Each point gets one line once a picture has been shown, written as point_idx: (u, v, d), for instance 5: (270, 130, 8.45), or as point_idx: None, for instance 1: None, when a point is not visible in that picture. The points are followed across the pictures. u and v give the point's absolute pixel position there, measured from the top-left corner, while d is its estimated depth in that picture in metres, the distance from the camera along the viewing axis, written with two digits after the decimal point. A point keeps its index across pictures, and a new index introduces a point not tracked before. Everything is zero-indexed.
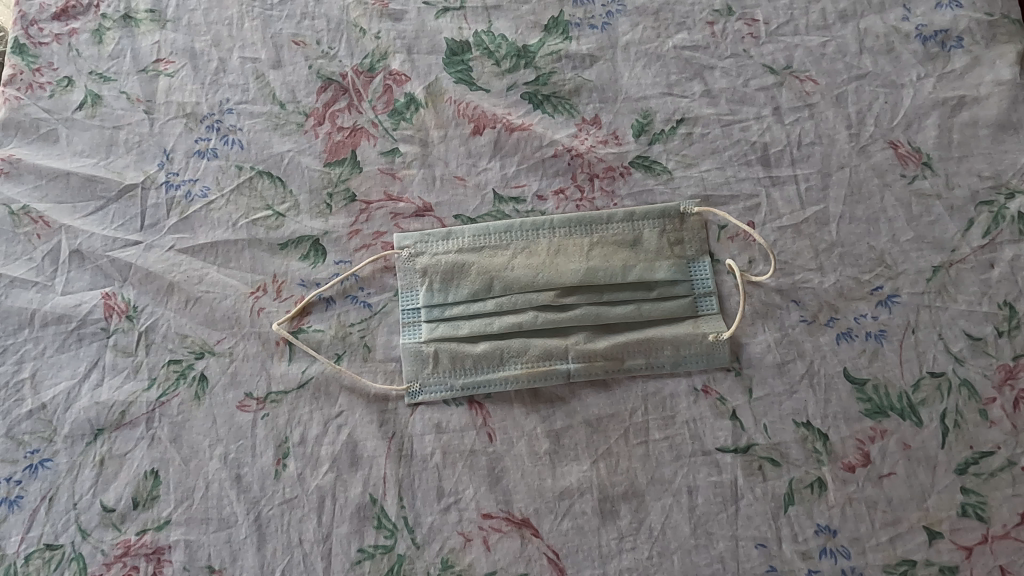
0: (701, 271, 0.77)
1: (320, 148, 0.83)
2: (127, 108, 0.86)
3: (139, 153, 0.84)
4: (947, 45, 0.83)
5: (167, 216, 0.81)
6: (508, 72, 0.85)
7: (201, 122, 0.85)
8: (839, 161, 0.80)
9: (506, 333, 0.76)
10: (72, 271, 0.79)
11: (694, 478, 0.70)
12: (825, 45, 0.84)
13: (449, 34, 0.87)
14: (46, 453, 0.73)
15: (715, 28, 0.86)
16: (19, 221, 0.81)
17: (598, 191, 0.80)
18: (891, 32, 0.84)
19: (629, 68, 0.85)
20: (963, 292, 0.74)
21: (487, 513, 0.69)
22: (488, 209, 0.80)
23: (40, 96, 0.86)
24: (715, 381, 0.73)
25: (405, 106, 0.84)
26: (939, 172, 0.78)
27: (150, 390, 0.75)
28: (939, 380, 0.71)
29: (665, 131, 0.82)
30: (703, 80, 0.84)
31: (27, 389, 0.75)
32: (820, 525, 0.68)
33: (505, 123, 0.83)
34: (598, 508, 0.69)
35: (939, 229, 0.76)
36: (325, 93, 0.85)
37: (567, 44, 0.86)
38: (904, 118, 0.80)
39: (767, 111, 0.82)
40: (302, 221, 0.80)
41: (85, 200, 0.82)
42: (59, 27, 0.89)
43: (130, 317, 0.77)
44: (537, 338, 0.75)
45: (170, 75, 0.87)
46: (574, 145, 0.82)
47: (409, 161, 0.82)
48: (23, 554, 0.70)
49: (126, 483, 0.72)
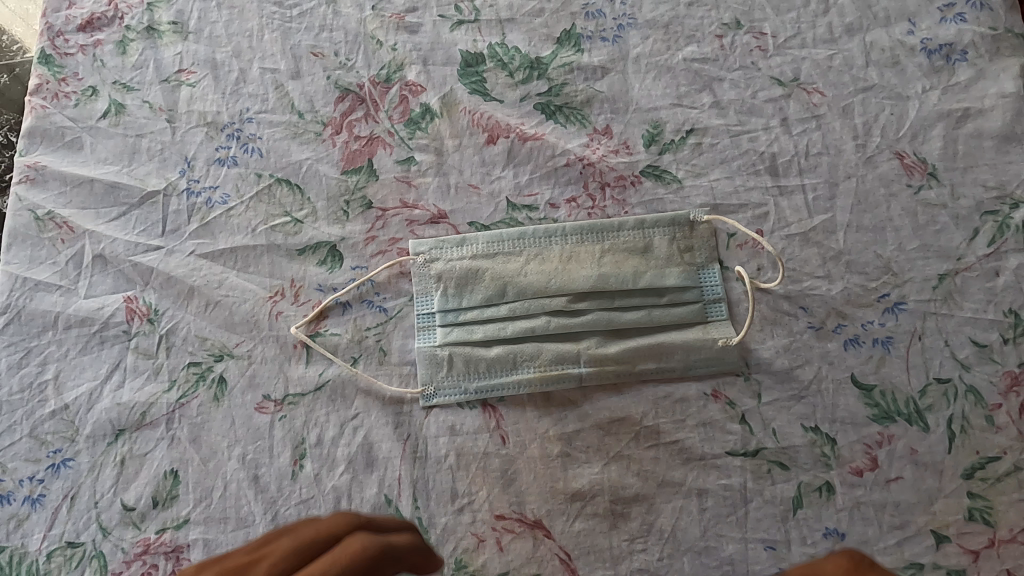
0: (710, 278, 0.79)
1: (337, 157, 0.85)
2: (150, 116, 0.88)
3: (161, 160, 0.86)
4: (952, 58, 0.84)
5: (187, 222, 0.83)
6: (521, 83, 0.87)
7: (222, 131, 0.87)
8: (845, 172, 0.81)
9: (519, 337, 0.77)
10: (94, 275, 0.81)
11: (704, 481, 0.71)
12: (832, 58, 0.86)
13: (464, 46, 0.89)
14: (68, 452, 0.74)
15: (724, 41, 0.88)
16: (44, 226, 0.83)
17: (609, 199, 0.82)
18: (897, 45, 0.86)
19: (639, 80, 0.87)
20: (969, 299, 0.75)
21: (500, 514, 0.71)
22: (501, 217, 0.82)
23: (65, 105, 0.88)
24: (724, 386, 0.74)
25: (421, 116, 0.86)
26: (945, 183, 0.80)
27: (170, 391, 0.76)
28: (946, 386, 0.72)
29: (675, 141, 0.84)
30: (712, 91, 0.86)
31: (50, 391, 0.77)
32: (828, 528, 0.69)
33: (518, 133, 0.85)
34: (610, 510, 0.70)
35: (945, 238, 0.78)
36: (343, 103, 0.87)
37: (579, 56, 0.88)
38: (909, 130, 0.82)
39: (775, 122, 0.84)
40: (320, 228, 0.82)
41: (108, 206, 0.84)
42: (85, 38, 0.92)
43: (151, 320, 0.79)
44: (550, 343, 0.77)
45: (192, 85, 0.89)
46: (585, 155, 0.84)
47: (425, 169, 0.84)
48: (45, 552, 0.71)
49: (146, 483, 0.73)
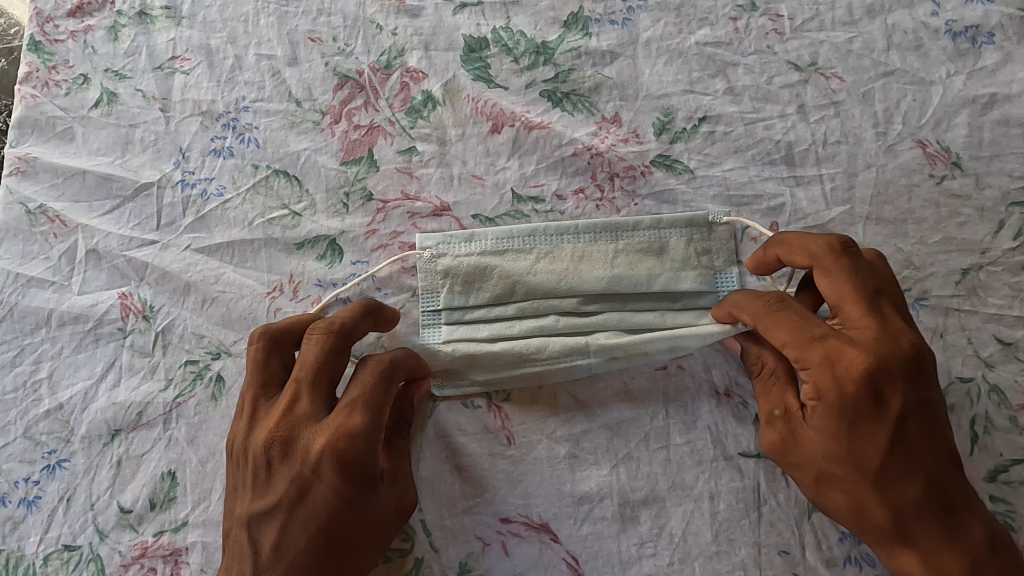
0: (727, 282, 0.76)
1: (336, 147, 0.82)
2: (143, 106, 0.85)
3: (155, 151, 0.83)
4: (978, 41, 0.80)
5: (182, 215, 0.81)
6: (526, 70, 0.84)
7: (217, 120, 0.84)
8: (865, 161, 0.78)
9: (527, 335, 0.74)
10: (88, 271, 0.79)
11: (716, 484, 0.69)
12: (852, 41, 0.82)
13: (467, 30, 0.86)
14: (63, 453, 0.72)
15: (739, 23, 0.84)
16: (36, 220, 0.80)
17: (618, 190, 0.79)
18: (920, 28, 0.82)
19: (650, 65, 0.83)
20: (993, 295, 0.72)
21: (506, 517, 0.69)
22: (506, 209, 0.79)
23: (56, 95, 0.86)
24: (737, 385, 0.72)
25: (423, 104, 0.83)
26: (969, 173, 0.76)
27: (166, 391, 0.74)
28: (969, 386, 0.70)
29: (687, 130, 0.80)
30: (725, 77, 0.82)
31: (44, 390, 0.75)
32: (845, 532, 0.67)
33: (524, 122, 0.82)
34: (618, 513, 0.68)
35: (968, 230, 0.75)
36: (342, 90, 0.84)
37: (587, 40, 0.84)
38: (933, 117, 0.78)
39: (791, 109, 0.80)
40: (319, 221, 0.79)
41: (101, 199, 0.82)
42: (74, 24, 0.88)
43: (146, 317, 0.77)
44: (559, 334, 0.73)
45: (186, 73, 0.86)
46: (593, 144, 0.80)
47: (427, 160, 0.81)
48: (42, 555, 0.70)
49: (143, 485, 0.71)
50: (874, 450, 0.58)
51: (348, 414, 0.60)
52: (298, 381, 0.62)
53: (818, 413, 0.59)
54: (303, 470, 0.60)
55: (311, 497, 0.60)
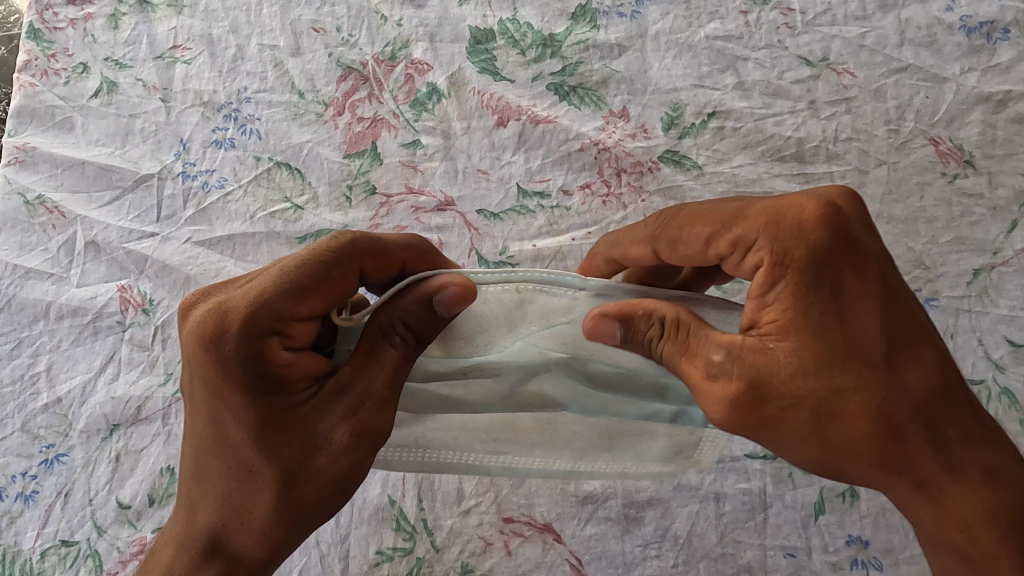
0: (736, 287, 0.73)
1: (339, 139, 0.81)
2: (143, 96, 0.84)
3: (156, 142, 0.82)
4: (993, 37, 0.79)
5: (183, 208, 0.79)
6: (533, 62, 0.82)
7: (219, 111, 0.83)
8: (877, 159, 0.77)
9: (488, 462, 0.61)
10: (87, 263, 0.78)
11: (721, 484, 0.68)
12: (864, 37, 0.81)
13: (473, 22, 0.85)
14: (62, 448, 0.71)
15: (749, 17, 0.83)
16: (34, 211, 0.79)
17: (625, 186, 0.78)
18: (934, 23, 0.80)
19: (658, 59, 0.82)
20: (1005, 296, 0.71)
21: (509, 517, 0.68)
22: (511, 204, 0.78)
23: (55, 83, 0.84)
24: None
25: (427, 97, 0.82)
26: (982, 171, 0.75)
27: (166, 385, 0.73)
28: (978, 388, 0.68)
29: (696, 125, 0.79)
30: (735, 71, 0.81)
31: (42, 383, 0.74)
32: (852, 535, 0.65)
33: (530, 116, 0.80)
34: (623, 514, 0.67)
35: (981, 230, 0.73)
36: (345, 82, 0.83)
37: (594, 33, 0.83)
38: (945, 115, 0.77)
39: (802, 105, 0.79)
40: (321, 214, 0.78)
41: (100, 190, 0.80)
42: (74, 11, 0.87)
43: (146, 311, 0.76)
44: (544, 423, 0.60)
45: (188, 62, 0.85)
46: (600, 139, 0.79)
47: (431, 153, 0.80)
48: (38, 550, 0.68)
49: (142, 480, 0.70)
50: (842, 372, 0.46)
51: (284, 355, 0.47)
52: (251, 317, 0.46)
53: (807, 330, 0.46)
54: (230, 427, 0.48)
55: (332, 467, 0.49)
